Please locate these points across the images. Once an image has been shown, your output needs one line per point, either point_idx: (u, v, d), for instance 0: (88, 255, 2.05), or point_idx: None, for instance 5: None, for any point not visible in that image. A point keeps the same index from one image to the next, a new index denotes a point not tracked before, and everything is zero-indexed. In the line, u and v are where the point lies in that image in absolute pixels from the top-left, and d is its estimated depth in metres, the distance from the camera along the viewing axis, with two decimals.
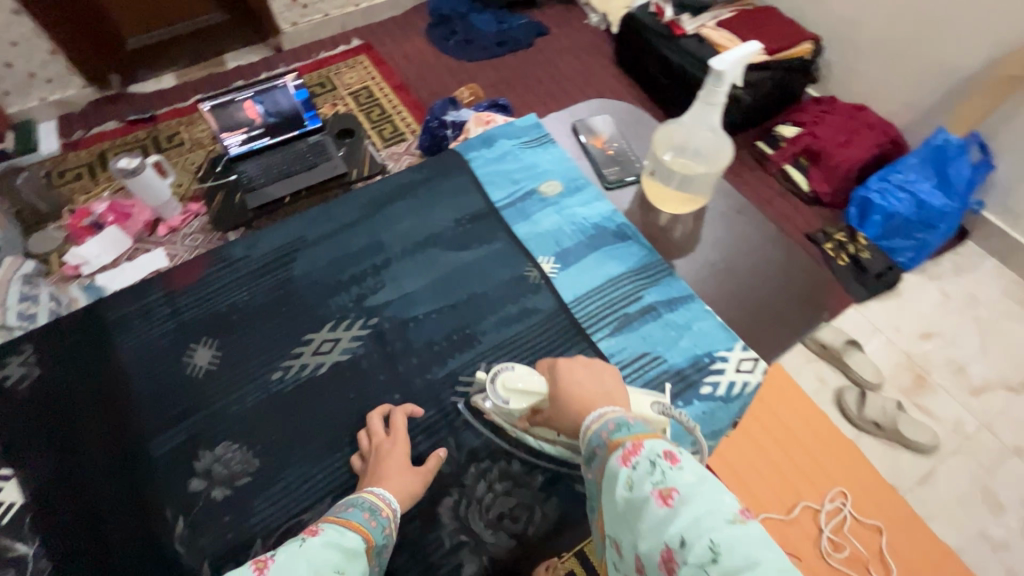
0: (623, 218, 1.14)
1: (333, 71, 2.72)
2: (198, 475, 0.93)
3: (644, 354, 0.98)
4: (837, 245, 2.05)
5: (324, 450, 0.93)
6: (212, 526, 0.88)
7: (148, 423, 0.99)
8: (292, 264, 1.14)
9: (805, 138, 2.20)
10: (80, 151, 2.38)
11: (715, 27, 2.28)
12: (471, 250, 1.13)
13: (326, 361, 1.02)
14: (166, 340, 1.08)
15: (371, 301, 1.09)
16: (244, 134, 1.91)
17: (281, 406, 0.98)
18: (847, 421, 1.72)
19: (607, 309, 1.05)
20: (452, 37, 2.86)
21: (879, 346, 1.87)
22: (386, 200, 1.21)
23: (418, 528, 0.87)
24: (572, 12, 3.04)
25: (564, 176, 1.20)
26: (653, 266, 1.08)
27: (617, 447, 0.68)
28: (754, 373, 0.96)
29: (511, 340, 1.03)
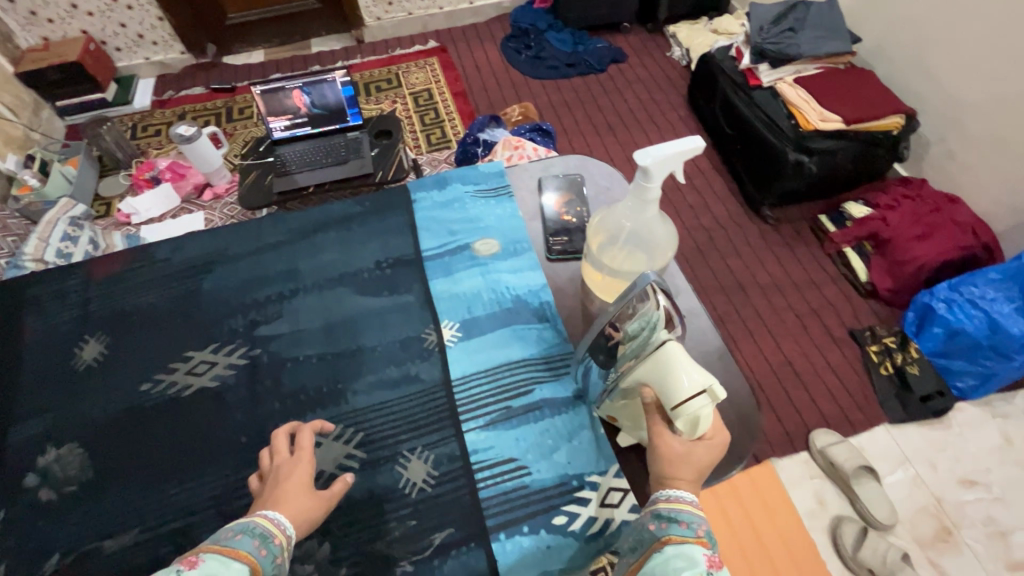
0: (550, 297, 0.97)
1: (402, 69, 2.78)
2: (32, 475, 0.91)
3: (511, 460, 0.83)
4: (883, 350, 1.81)
5: (156, 479, 0.87)
6: (25, 527, 0.87)
7: (19, 407, 0.99)
8: (203, 277, 1.09)
9: (873, 222, 1.94)
10: (165, 109, 2.61)
11: (794, 83, 2.03)
12: (381, 298, 1.02)
13: (193, 384, 0.96)
14: (68, 327, 1.07)
15: (262, 332, 1.00)
16: (288, 120, 1.99)
17: (136, 420, 0.94)
18: (837, 558, 1.49)
19: (491, 396, 0.89)
20: (525, 51, 2.83)
21: (902, 480, 1.60)
22: (315, 229, 1.13)
23: None
24: (656, 41, 2.90)
25: (505, 236, 1.05)
26: (558, 358, 0.91)
27: (706, 544, 0.64)
28: (620, 509, 0.77)
29: (379, 410, 0.90)
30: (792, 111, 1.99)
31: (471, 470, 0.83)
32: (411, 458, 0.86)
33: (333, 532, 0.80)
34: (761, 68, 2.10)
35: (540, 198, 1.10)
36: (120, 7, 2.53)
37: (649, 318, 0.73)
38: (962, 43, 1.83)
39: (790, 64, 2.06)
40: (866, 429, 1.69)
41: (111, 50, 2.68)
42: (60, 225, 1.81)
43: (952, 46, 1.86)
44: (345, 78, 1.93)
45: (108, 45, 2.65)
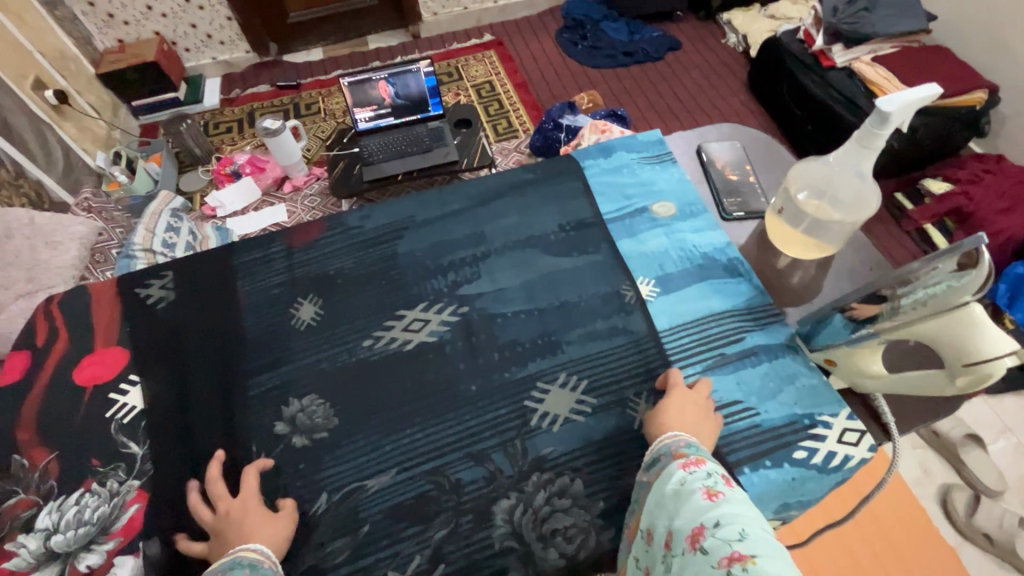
0: (737, 253, 1.04)
1: (461, 63, 2.82)
2: (283, 424, 0.91)
3: (736, 402, 0.88)
4: None
5: (379, 434, 0.88)
6: (288, 471, 0.86)
7: (249, 362, 0.98)
8: (398, 241, 1.11)
9: (955, 197, 1.96)
10: (234, 107, 2.67)
11: (872, 62, 2.04)
12: (573, 257, 1.05)
13: (413, 339, 0.97)
14: (278, 290, 1.06)
15: (466, 292, 1.03)
16: (372, 111, 2.05)
17: (359, 372, 0.95)
18: (950, 524, 1.51)
19: (702, 345, 0.95)
20: (581, 42, 2.86)
21: (1006, 448, 1.61)
22: (494, 195, 1.16)
23: (469, 524, 0.80)
24: (710, 29, 2.92)
25: (680, 199, 1.12)
26: (760, 308, 0.98)
27: (683, 456, 0.73)
28: (858, 447, 0.83)
29: (605, 360, 0.93)
30: (871, 90, 2.01)
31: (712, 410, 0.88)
32: (638, 403, 0.89)
33: (583, 469, 0.84)
34: (834, 48, 2.12)
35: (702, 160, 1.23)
36: (192, 8, 2.59)
37: (955, 277, 0.69)
38: None
39: (866, 44, 2.08)
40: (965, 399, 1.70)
41: (180, 51, 2.74)
42: (164, 216, 1.83)
43: None
44: (429, 68, 1.98)
45: (177, 45, 2.71)
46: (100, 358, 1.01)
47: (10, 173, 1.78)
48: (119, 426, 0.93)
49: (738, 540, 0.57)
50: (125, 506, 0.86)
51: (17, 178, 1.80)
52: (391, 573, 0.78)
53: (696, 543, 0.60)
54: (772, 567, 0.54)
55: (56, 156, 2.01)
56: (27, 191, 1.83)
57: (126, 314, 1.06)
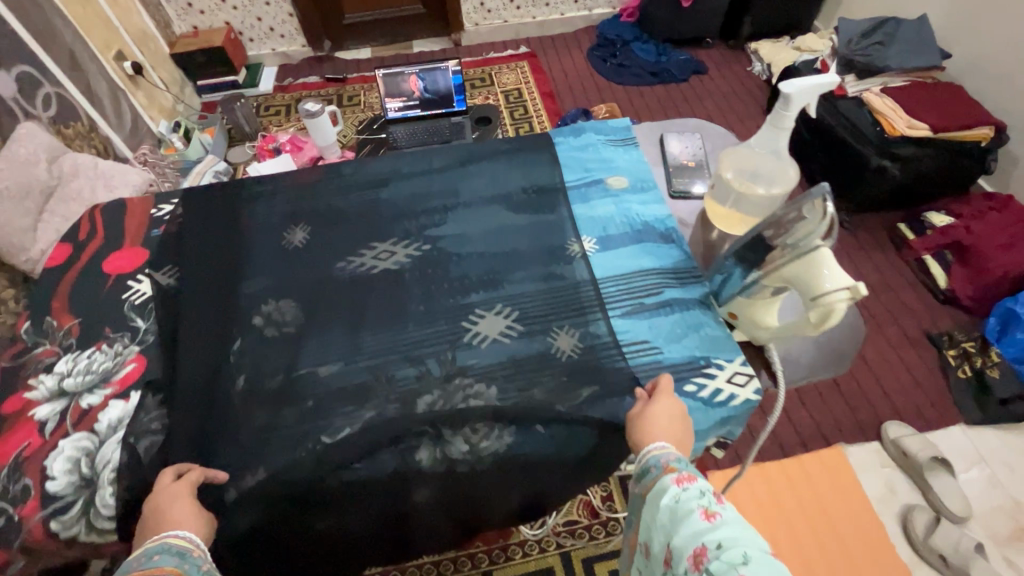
0: (676, 225, 1.02)
1: (494, 70, 3.01)
2: (260, 319, 0.99)
3: (642, 341, 0.88)
4: (961, 354, 1.82)
5: (346, 333, 0.94)
6: (261, 355, 0.94)
7: (247, 270, 1.06)
8: (382, 189, 1.12)
9: (955, 231, 1.96)
10: (285, 93, 2.93)
11: (881, 93, 2.09)
12: (527, 215, 1.05)
13: (379, 265, 1.01)
14: (277, 217, 1.12)
15: (431, 233, 1.05)
16: (402, 102, 2.25)
17: (339, 288, 1.00)
18: (908, 543, 1.51)
19: (625, 295, 0.93)
20: (610, 59, 3.01)
21: (976, 478, 1.61)
22: (470, 159, 1.16)
23: (396, 409, 0.85)
24: (737, 57, 3.03)
25: (633, 174, 1.09)
26: (686, 273, 0.94)
27: (674, 469, 0.69)
28: (745, 388, 0.80)
29: (540, 299, 0.94)
30: (878, 118, 2.04)
31: (616, 348, 0.87)
32: (560, 333, 0.91)
33: (499, 380, 0.86)
34: (847, 78, 2.19)
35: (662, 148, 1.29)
36: (260, 4, 2.89)
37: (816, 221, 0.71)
38: None
39: (876, 76, 2.15)
40: (940, 426, 1.71)
41: (245, 41, 3.05)
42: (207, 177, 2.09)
43: None
44: (456, 68, 2.20)
45: (244, 35, 3.02)
46: (121, 252, 1.11)
47: (85, 126, 2.04)
48: (130, 305, 1.04)
49: (744, 566, 0.54)
50: (123, 363, 0.96)
51: (89, 131, 2.06)
52: (324, 438, 0.84)
53: (700, 566, 0.58)
54: None
55: (125, 117, 2.28)
56: (96, 143, 2.09)
57: (149, 223, 1.16)
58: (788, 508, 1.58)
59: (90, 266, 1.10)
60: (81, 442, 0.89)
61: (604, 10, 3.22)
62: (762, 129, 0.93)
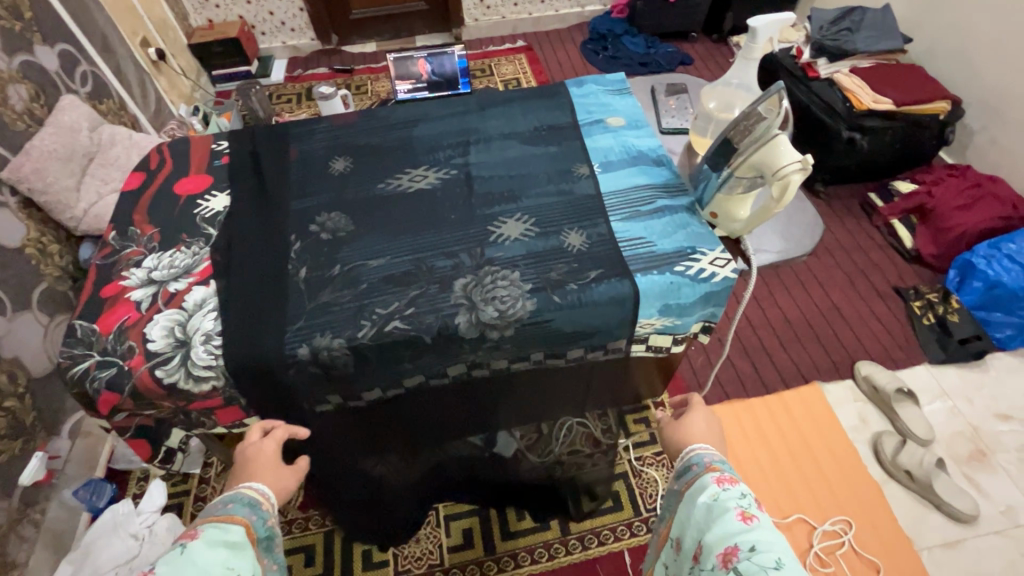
0: (667, 153, 1.14)
1: (494, 62, 3.20)
2: (315, 226, 1.04)
3: (638, 238, 1.00)
4: (926, 305, 2.00)
5: (387, 233, 1.02)
6: (319, 254, 0.99)
7: (295, 188, 1.11)
8: (414, 127, 1.22)
9: (919, 196, 2.18)
10: (296, 83, 3.10)
11: (849, 74, 2.30)
12: (542, 147, 1.17)
13: (415, 186, 1.10)
14: (320, 148, 1.19)
15: (458, 162, 1.15)
16: (410, 85, 2.41)
17: (383, 202, 1.08)
18: (878, 464, 1.68)
19: (623, 206, 1.05)
20: (602, 52, 3.22)
21: (940, 410, 1.78)
22: (489, 104, 1.27)
23: (435, 290, 0.94)
24: (720, 49, 3.24)
25: (629, 115, 1.22)
26: (675, 187, 1.07)
27: (715, 470, 0.86)
28: (725, 269, 0.94)
29: (552, 208, 1.05)
30: (847, 96, 2.25)
31: (616, 241, 0.99)
32: (571, 233, 1.01)
33: (522, 266, 0.96)
34: (819, 61, 2.38)
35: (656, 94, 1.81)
36: None
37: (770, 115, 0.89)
38: (1003, 38, 2.08)
39: (846, 59, 2.35)
40: (908, 366, 1.89)
41: (257, 34, 3.21)
42: None
43: (994, 42, 2.12)
44: (462, 52, 2.39)
45: (256, 29, 3.18)
46: (191, 177, 1.13)
47: (116, 104, 2.19)
48: (202, 219, 1.06)
49: (777, 569, 0.67)
50: (202, 259, 0.99)
51: (120, 109, 2.21)
52: (379, 309, 0.91)
53: (728, 563, 0.71)
54: None
55: (150, 99, 2.43)
56: (126, 120, 2.24)
57: (210, 156, 1.18)
58: (774, 444, 1.73)
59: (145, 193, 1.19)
60: (173, 318, 0.91)
61: (596, 6, 3.43)
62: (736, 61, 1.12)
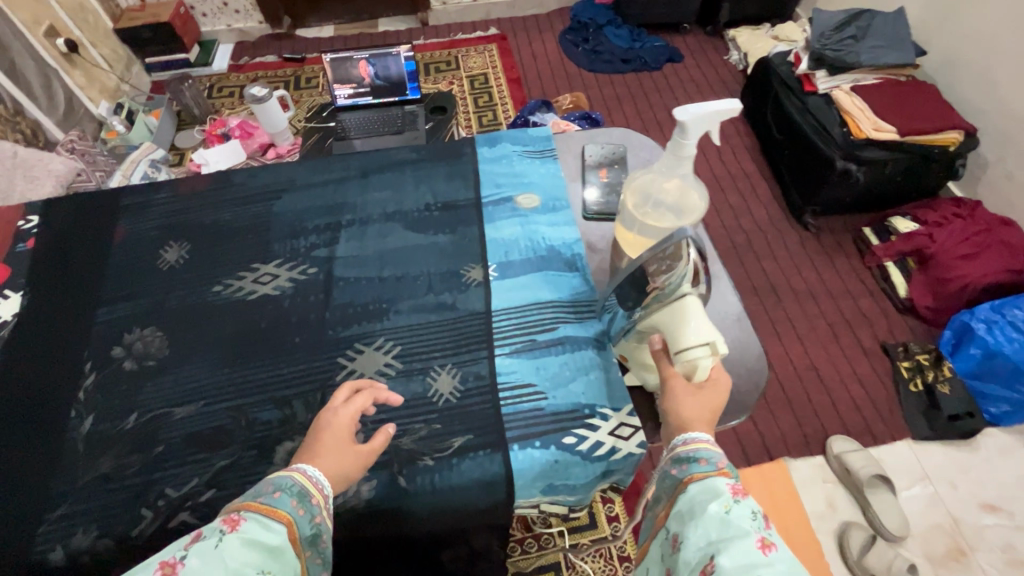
0: (583, 250, 0.90)
1: (461, 53, 2.87)
2: (119, 349, 0.86)
3: (527, 385, 0.76)
4: (915, 367, 1.79)
5: (210, 364, 0.82)
6: (113, 393, 0.81)
7: (103, 290, 0.93)
8: (274, 201, 0.99)
9: (919, 238, 1.91)
10: (240, 74, 2.79)
11: (850, 91, 2.01)
12: (426, 236, 0.93)
13: (257, 293, 0.87)
14: (153, 228, 0.98)
15: (321, 254, 0.92)
16: (352, 89, 2.13)
17: (214, 316, 0.87)
18: (842, 561, 1.49)
19: (514, 331, 0.82)
20: (582, 44, 2.88)
21: (919, 495, 1.59)
22: (376, 168, 1.02)
23: (251, 459, 0.73)
24: (714, 44, 2.90)
25: (546, 191, 0.97)
26: (586, 304, 0.84)
27: (730, 475, 0.61)
28: (628, 443, 0.72)
29: (424, 332, 0.82)
30: (844, 119, 1.98)
31: (495, 389, 0.77)
32: (441, 372, 0.79)
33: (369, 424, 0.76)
34: (818, 74, 2.09)
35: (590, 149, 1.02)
36: None
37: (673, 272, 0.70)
38: None
39: (848, 73, 2.05)
40: (888, 442, 1.68)
41: (197, 16, 2.88)
42: (142, 165, 1.99)
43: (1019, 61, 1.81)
44: (409, 53, 2.07)
45: (195, 10, 2.85)
46: None
47: (9, 110, 1.92)
48: None
49: None
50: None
51: (15, 115, 1.94)
52: (169, 490, 0.72)
53: None
54: None
55: (58, 99, 2.15)
56: (24, 128, 1.97)
57: (14, 239, 1.01)
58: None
59: None
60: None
61: None
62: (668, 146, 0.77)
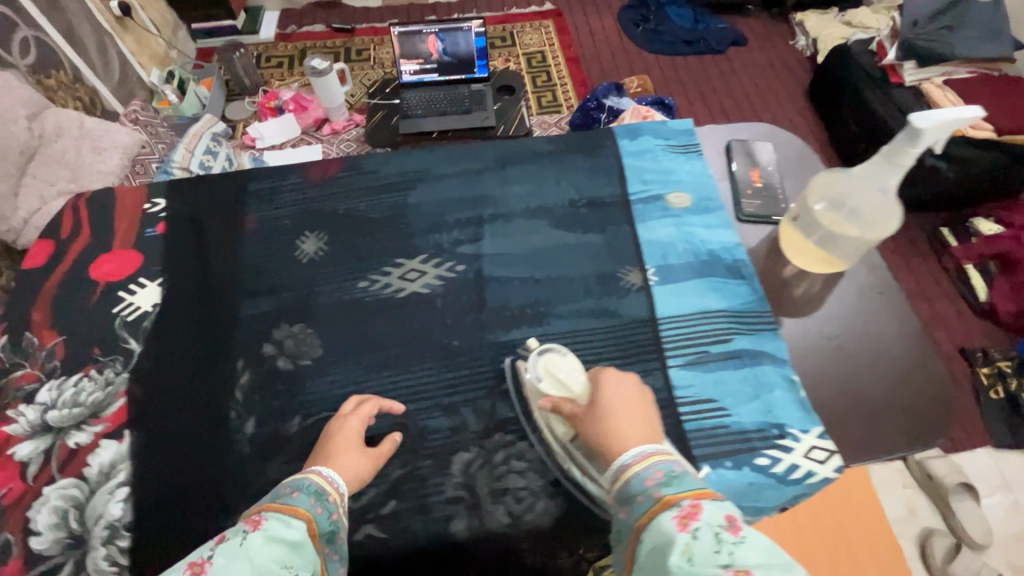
0: (746, 256, 0.94)
1: (516, 29, 2.76)
2: (270, 346, 0.90)
3: (708, 402, 0.81)
4: (996, 373, 1.75)
5: (373, 368, 0.88)
6: (267, 389, 0.86)
7: (245, 285, 0.96)
8: (410, 192, 1.06)
9: (1003, 240, 1.84)
10: (288, 43, 2.70)
11: (942, 85, 1.94)
12: (581, 234, 0.98)
13: (405, 287, 0.95)
14: (288, 220, 1.03)
15: (466, 250, 0.99)
16: (417, 65, 2.05)
17: (373, 323, 0.92)
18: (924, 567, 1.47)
19: (685, 342, 0.86)
20: (642, 24, 2.77)
21: (1000, 504, 1.57)
22: (514, 160, 1.09)
23: (427, 469, 0.81)
24: (779, 28, 2.79)
25: (698, 192, 1.01)
26: (756, 316, 0.89)
27: (672, 504, 0.57)
28: (824, 467, 0.75)
29: (590, 340, 0.88)
30: None
31: (672, 404, 0.81)
32: None
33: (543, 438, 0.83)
34: (905, 66, 2.01)
35: (734, 159, 1.14)
36: None
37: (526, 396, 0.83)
38: None
39: (939, 65, 1.97)
40: (969, 449, 1.66)
41: None
42: (202, 139, 1.84)
43: None
44: (480, 29, 1.98)
45: None
46: (111, 256, 1.00)
47: (68, 76, 1.85)
48: (123, 322, 0.93)
49: None
50: (116, 395, 0.86)
51: (73, 82, 1.87)
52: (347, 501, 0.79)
53: None
54: None
55: (113, 65, 2.08)
56: (82, 95, 1.90)
57: (143, 223, 1.05)
58: (806, 529, 1.45)
59: (78, 269, 1.00)
60: (69, 491, 0.79)
61: None
62: (876, 158, 0.90)
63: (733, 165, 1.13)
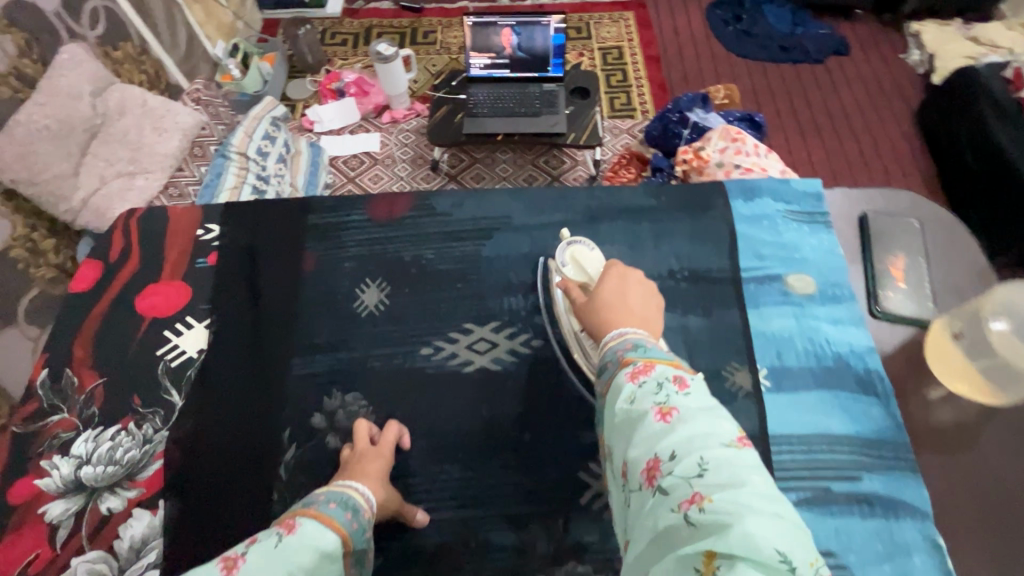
0: (879, 366, 0.89)
1: (593, 19, 2.56)
2: (320, 416, 0.89)
3: (829, 552, 0.75)
4: None
5: (436, 460, 0.85)
6: (317, 470, 0.84)
7: (293, 345, 0.94)
8: (485, 242, 1.03)
9: None
10: (354, 19, 2.59)
11: None
12: (679, 314, 0.93)
13: (473, 361, 0.92)
14: (350, 266, 1.01)
15: (542, 321, 0.96)
16: (489, 59, 1.90)
17: (440, 407, 0.89)
18: None
19: (805, 472, 0.80)
20: (733, 23, 2.53)
21: None
22: (602, 215, 1.05)
23: None
24: (891, 35, 2.48)
25: (824, 277, 0.97)
26: (885, 446, 0.83)
27: (629, 361, 0.62)
28: None
29: None
30: None
31: None
32: None
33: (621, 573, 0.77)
34: None
35: (871, 241, 1.13)
36: None
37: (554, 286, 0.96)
38: None
39: None
40: None
41: None
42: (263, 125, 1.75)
43: None
44: (560, 25, 1.78)
45: None
46: (163, 289, 1.00)
47: (135, 48, 1.80)
48: (165, 372, 0.92)
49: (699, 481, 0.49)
50: (152, 459, 0.85)
51: (141, 54, 1.83)
52: None
53: (653, 480, 0.52)
54: (757, 523, 0.45)
55: (180, 37, 2.02)
56: (148, 68, 1.86)
57: (194, 250, 1.04)
58: None
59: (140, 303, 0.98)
60: (97, 566, 0.77)
61: None
62: None
63: (870, 249, 1.12)
